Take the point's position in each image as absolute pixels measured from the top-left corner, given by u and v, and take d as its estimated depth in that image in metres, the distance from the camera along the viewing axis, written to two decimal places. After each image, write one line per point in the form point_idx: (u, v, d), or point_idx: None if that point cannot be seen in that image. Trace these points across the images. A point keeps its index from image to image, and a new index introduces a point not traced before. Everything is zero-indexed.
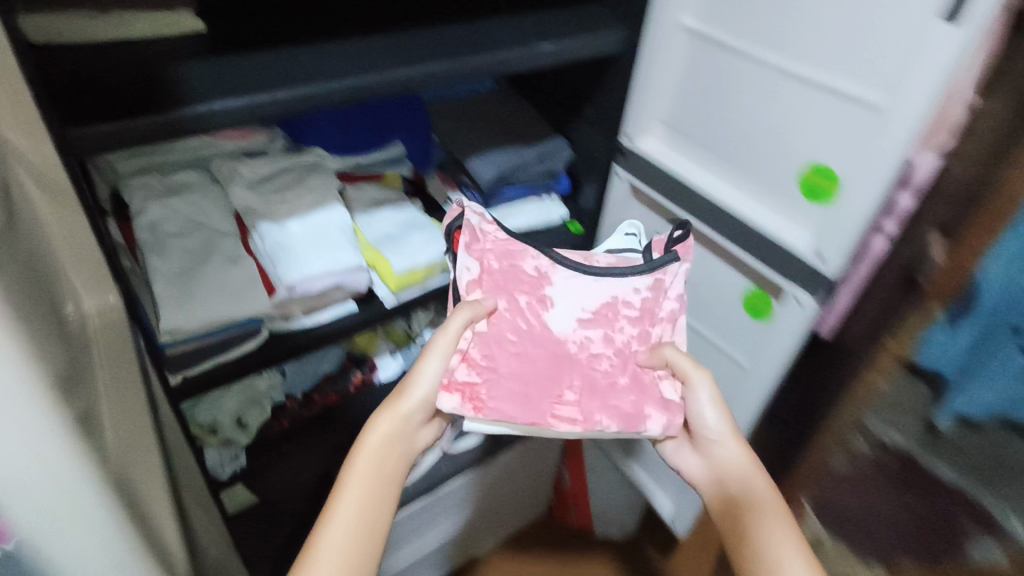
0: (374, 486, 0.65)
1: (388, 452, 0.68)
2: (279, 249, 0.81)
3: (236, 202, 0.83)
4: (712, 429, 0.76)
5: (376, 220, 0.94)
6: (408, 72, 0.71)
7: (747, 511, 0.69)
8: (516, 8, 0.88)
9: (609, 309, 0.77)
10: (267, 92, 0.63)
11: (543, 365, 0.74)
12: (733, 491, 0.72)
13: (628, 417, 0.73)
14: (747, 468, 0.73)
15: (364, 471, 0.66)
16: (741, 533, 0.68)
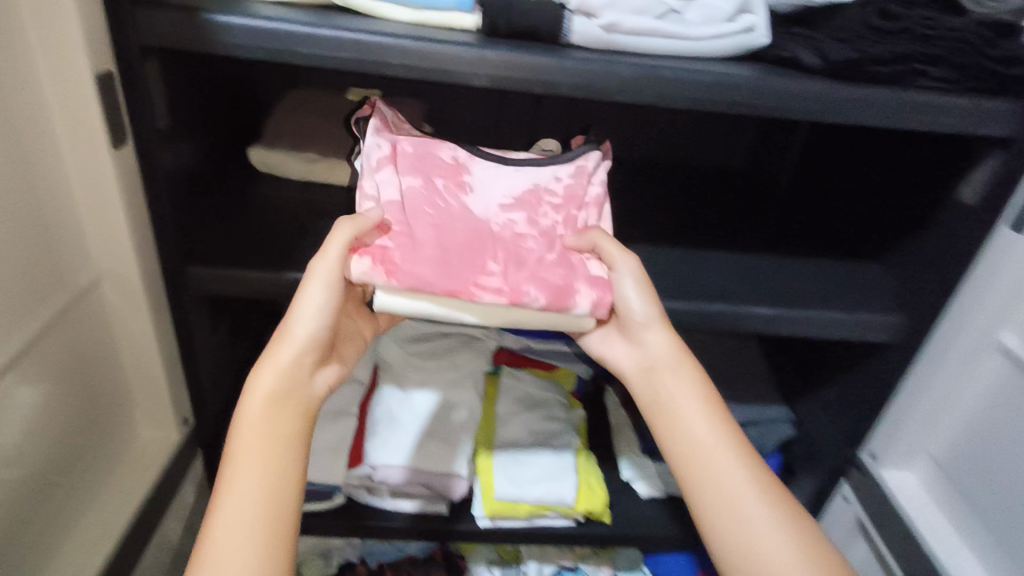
0: (252, 485, 0.43)
1: (269, 427, 0.45)
2: (389, 418, 0.74)
3: (380, 353, 0.79)
4: (644, 320, 0.53)
5: (512, 419, 0.80)
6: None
7: (702, 438, 0.51)
8: (759, 247, 0.69)
9: (533, 195, 0.55)
10: None
11: (452, 227, 0.50)
12: (675, 405, 0.52)
13: (557, 289, 0.49)
14: (683, 373, 0.53)
15: (237, 470, 0.43)
16: (701, 466, 0.50)
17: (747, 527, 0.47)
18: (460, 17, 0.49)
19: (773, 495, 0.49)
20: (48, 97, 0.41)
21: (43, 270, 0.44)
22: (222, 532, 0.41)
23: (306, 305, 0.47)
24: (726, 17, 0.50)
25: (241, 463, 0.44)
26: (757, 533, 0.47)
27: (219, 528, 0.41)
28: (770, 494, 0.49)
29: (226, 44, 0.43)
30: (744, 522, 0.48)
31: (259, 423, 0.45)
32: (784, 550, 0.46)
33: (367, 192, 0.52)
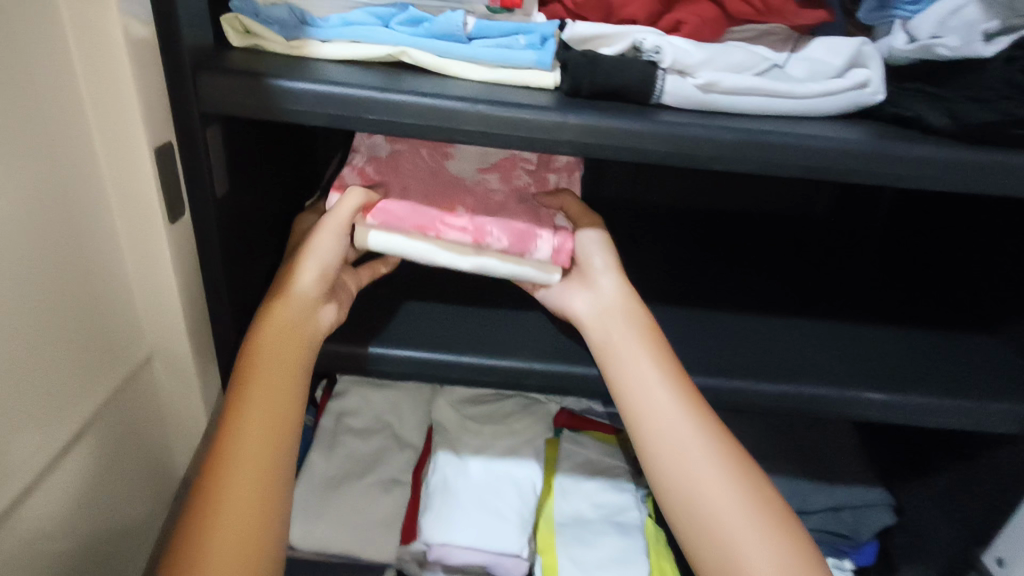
0: (262, 417, 0.44)
1: (279, 362, 0.46)
2: (445, 490, 0.68)
3: (434, 415, 0.75)
4: (604, 270, 0.52)
5: (575, 490, 0.74)
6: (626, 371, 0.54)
7: (655, 388, 0.48)
8: (856, 315, 0.63)
9: (508, 162, 0.55)
10: (461, 351, 0.53)
11: (426, 177, 0.52)
12: (630, 354, 0.50)
13: (518, 232, 0.49)
14: (639, 323, 0.51)
15: (246, 400, 0.44)
16: (657, 417, 0.48)
17: (700, 480, 0.47)
18: (536, 75, 0.45)
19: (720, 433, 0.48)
20: (108, 174, 0.39)
21: (97, 356, 0.41)
22: (234, 458, 0.42)
23: (313, 249, 0.48)
24: (835, 73, 0.45)
25: (250, 392, 0.44)
26: (707, 486, 0.46)
27: (231, 454, 0.42)
28: (722, 450, 0.48)
29: (290, 110, 0.41)
30: (695, 476, 0.47)
31: (270, 357, 0.46)
32: (734, 504, 0.46)
33: (357, 149, 0.55)
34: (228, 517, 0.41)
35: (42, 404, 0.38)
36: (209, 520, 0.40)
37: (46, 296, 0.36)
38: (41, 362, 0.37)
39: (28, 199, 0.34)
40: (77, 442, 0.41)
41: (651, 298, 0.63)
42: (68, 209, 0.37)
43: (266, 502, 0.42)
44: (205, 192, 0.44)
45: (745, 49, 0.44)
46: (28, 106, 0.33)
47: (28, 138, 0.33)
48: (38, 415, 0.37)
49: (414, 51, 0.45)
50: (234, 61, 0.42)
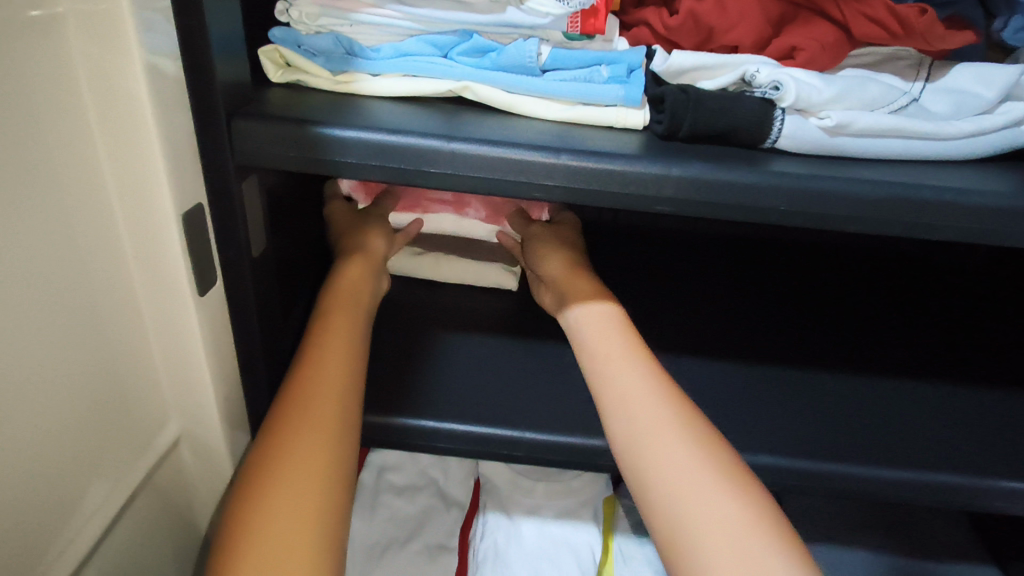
0: (333, 380, 0.39)
1: (344, 352, 0.41)
2: (496, 557, 0.62)
3: (482, 469, 0.69)
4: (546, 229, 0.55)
5: (636, 556, 0.65)
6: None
7: (614, 350, 0.43)
8: (971, 376, 0.54)
9: None
10: (524, 424, 0.45)
11: None
12: (594, 325, 0.45)
13: (496, 206, 0.56)
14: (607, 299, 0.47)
15: (296, 425, 0.36)
16: (608, 376, 0.41)
17: (646, 441, 0.38)
18: (623, 113, 0.38)
19: (689, 419, 0.39)
20: (130, 242, 0.33)
21: (119, 450, 0.36)
22: (300, 414, 0.37)
23: (371, 224, 0.51)
24: (982, 108, 0.37)
25: (299, 416, 0.37)
26: (654, 448, 0.38)
27: (280, 487, 0.34)
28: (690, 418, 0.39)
29: (342, 163, 0.35)
30: (641, 437, 0.38)
31: (333, 335, 0.42)
32: (685, 469, 0.36)
33: None
34: (291, 503, 0.34)
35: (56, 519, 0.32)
36: (267, 521, 0.33)
37: (58, 396, 0.31)
38: (53, 472, 0.31)
39: (38, 283, 0.28)
40: (99, 552, 0.36)
41: (735, 353, 0.55)
42: (84, 290, 0.31)
43: (341, 464, 0.36)
44: (241, 251, 0.39)
45: (877, 82, 0.37)
46: (34, 175, 0.27)
47: (35, 210, 0.27)
48: (51, 533, 0.32)
49: (479, 86, 0.38)
50: (275, 104, 0.37)
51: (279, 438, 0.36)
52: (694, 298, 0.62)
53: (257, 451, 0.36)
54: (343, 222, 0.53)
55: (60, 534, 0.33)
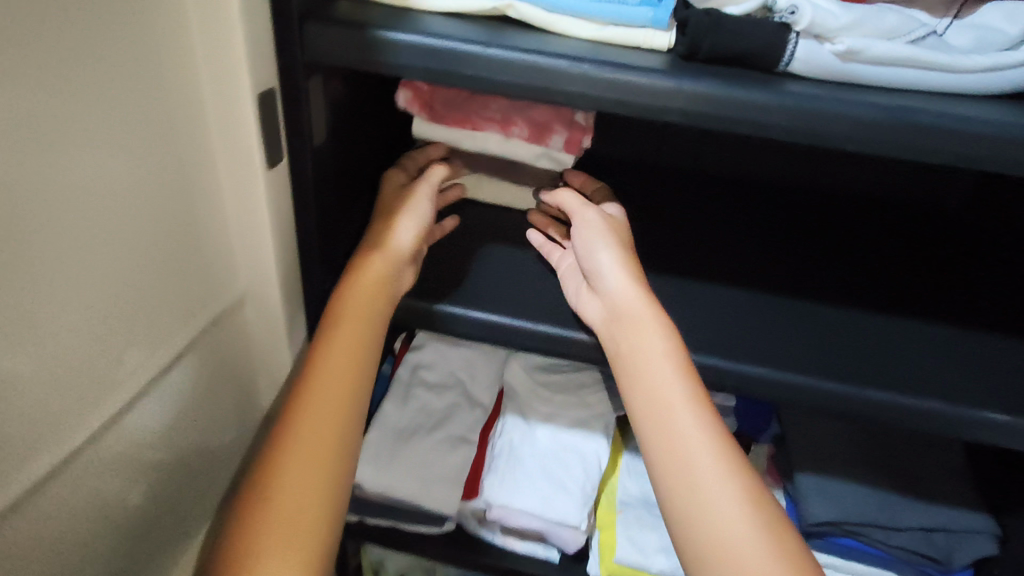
0: (346, 399, 0.47)
1: (358, 369, 0.48)
2: (509, 453, 0.69)
3: (507, 377, 0.76)
4: (600, 231, 0.53)
5: (640, 471, 0.72)
6: (718, 361, 0.49)
7: (666, 391, 0.47)
8: (984, 321, 0.56)
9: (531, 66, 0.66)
10: (540, 320, 0.52)
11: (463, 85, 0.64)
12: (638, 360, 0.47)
13: (538, 128, 0.62)
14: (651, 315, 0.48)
15: (318, 441, 0.45)
16: (658, 412, 0.46)
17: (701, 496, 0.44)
18: (651, 35, 0.41)
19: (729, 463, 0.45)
20: (213, 120, 0.40)
21: (193, 297, 0.43)
22: (317, 433, 0.45)
23: (398, 217, 0.53)
24: (1006, 45, 0.39)
25: (322, 434, 0.45)
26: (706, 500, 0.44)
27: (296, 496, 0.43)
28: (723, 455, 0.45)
29: (393, 64, 0.40)
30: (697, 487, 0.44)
31: (353, 350, 0.48)
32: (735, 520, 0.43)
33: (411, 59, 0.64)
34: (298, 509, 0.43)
35: (142, 339, 0.40)
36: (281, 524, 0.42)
37: (149, 238, 0.38)
38: (141, 300, 0.39)
39: (138, 138, 0.35)
40: (172, 375, 0.44)
41: (748, 281, 0.58)
42: (175, 153, 0.38)
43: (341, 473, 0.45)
44: (304, 140, 0.45)
45: (899, 14, 0.38)
46: (139, 51, 0.33)
47: (139, 77, 0.34)
48: (140, 350, 0.40)
49: (521, 4, 0.42)
50: (339, 10, 0.42)
51: (308, 455, 0.44)
52: (719, 232, 0.65)
53: (291, 458, 0.44)
54: (385, 206, 0.55)
55: (146, 352, 0.41)
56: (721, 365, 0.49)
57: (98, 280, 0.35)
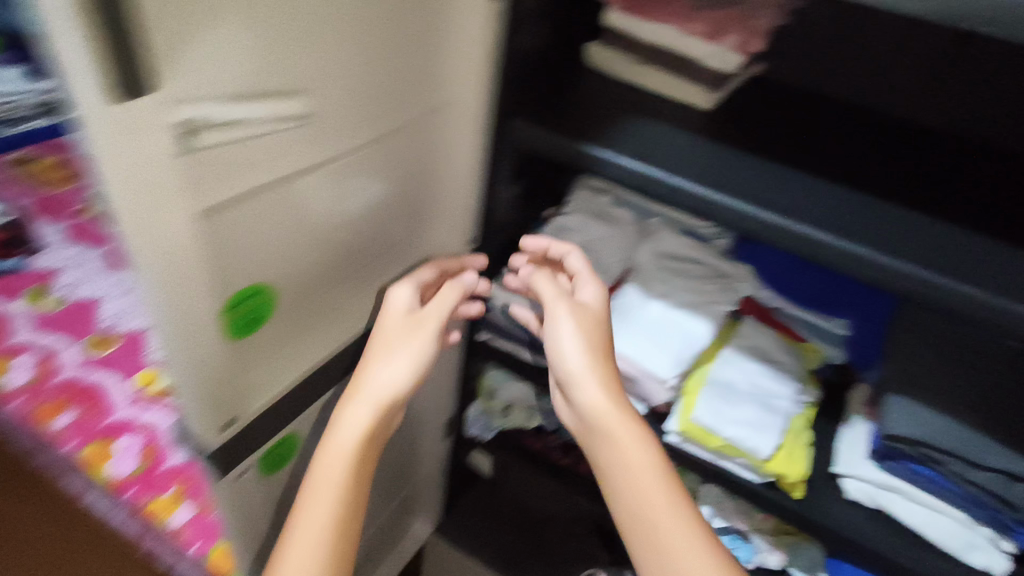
0: (365, 468, 0.56)
1: (370, 450, 0.57)
2: (624, 312, 0.80)
3: (635, 257, 0.86)
4: (578, 349, 0.60)
5: (736, 361, 0.79)
6: (802, 228, 0.57)
7: (660, 512, 0.55)
8: None
9: None
10: (675, 172, 0.62)
11: None
12: (637, 484, 0.56)
13: (711, 29, 0.71)
14: (623, 430, 0.57)
15: (351, 502, 0.55)
16: (642, 528, 0.55)
17: None
18: None
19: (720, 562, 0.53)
20: None
21: (415, 86, 0.59)
22: (349, 498, 0.55)
23: (394, 339, 0.60)
24: None
25: (353, 493, 0.55)
26: None
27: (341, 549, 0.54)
28: (705, 539, 0.54)
29: None
30: None
31: (373, 431, 0.56)
32: None
33: None
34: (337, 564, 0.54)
35: (389, 105, 0.57)
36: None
37: (401, 25, 0.53)
38: (391, 73, 0.55)
39: None
40: (390, 144, 0.60)
41: (877, 190, 0.62)
42: None
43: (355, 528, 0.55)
44: None
45: None
46: None
47: None
48: (385, 115, 0.57)
49: None
50: None
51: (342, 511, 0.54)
52: (866, 150, 0.68)
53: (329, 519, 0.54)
54: (385, 336, 0.61)
55: (384, 115, 0.57)
56: (805, 231, 0.57)
57: (381, 48, 0.52)
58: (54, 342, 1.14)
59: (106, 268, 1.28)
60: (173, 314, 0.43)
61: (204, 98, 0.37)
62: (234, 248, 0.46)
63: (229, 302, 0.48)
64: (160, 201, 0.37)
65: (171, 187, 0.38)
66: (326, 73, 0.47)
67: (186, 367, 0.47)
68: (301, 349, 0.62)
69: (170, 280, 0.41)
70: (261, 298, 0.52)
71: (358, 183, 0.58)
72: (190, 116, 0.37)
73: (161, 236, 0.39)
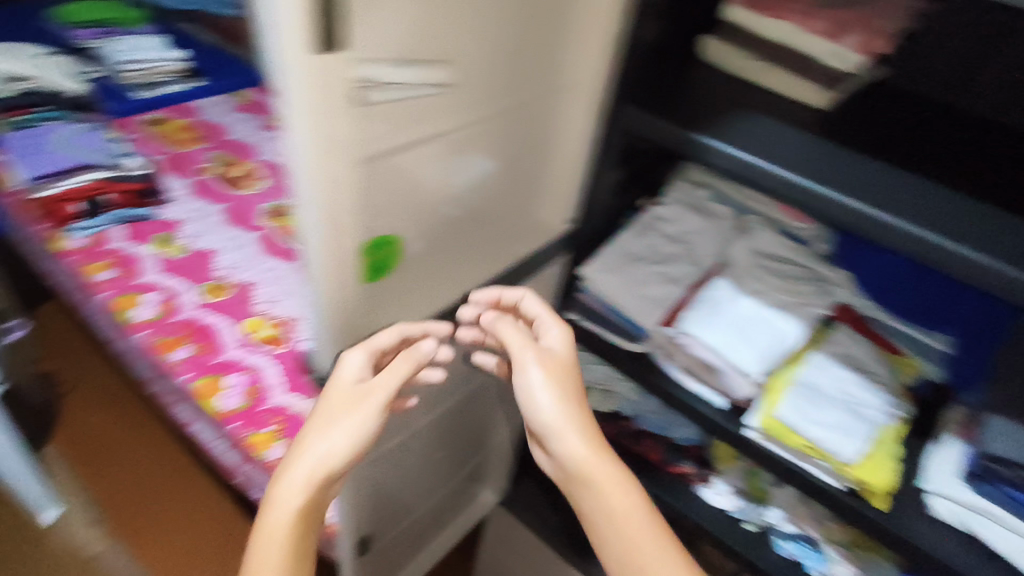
0: (313, 515, 0.59)
1: (317, 503, 0.58)
2: (712, 304, 0.80)
3: (728, 252, 0.87)
4: (551, 396, 0.63)
5: (825, 366, 0.78)
6: (910, 227, 0.57)
7: (646, 551, 0.59)
8: None
9: None
10: (787, 165, 0.63)
11: None
12: (623, 523, 0.60)
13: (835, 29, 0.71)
14: (608, 478, 0.61)
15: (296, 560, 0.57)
16: (627, 563, 0.60)
17: None
18: None
19: None
20: None
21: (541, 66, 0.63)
22: (296, 554, 0.57)
23: (361, 405, 0.58)
24: None
25: (301, 545, 0.58)
26: None
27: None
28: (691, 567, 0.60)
29: None
30: None
31: (318, 489, 0.58)
32: None
33: None
34: None
35: (518, 80, 0.61)
36: None
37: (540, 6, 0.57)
38: (524, 49, 0.59)
39: None
40: (513, 118, 0.64)
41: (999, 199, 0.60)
42: None
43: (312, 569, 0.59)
44: None
45: None
46: None
47: None
48: (513, 90, 0.61)
49: None
50: None
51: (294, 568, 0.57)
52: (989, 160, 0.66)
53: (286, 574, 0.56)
54: (331, 403, 0.59)
55: (512, 90, 0.61)
56: (887, 220, 0.58)
57: (517, 25, 0.56)
58: (177, 284, 1.26)
59: (226, 224, 1.40)
60: (326, 249, 0.49)
61: (382, 56, 0.42)
62: (379, 195, 0.52)
63: (372, 245, 0.54)
64: (338, 143, 0.43)
65: (346, 133, 0.43)
66: (472, 46, 0.51)
67: (333, 299, 0.53)
68: (413, 300, 0.68)
69: (334, 218, 0.47)
70: (391, 246, 0.57)
71: (481, 151, 0.62)
72: (370, 70, 0.42)
73: (332, 176, 0.44)
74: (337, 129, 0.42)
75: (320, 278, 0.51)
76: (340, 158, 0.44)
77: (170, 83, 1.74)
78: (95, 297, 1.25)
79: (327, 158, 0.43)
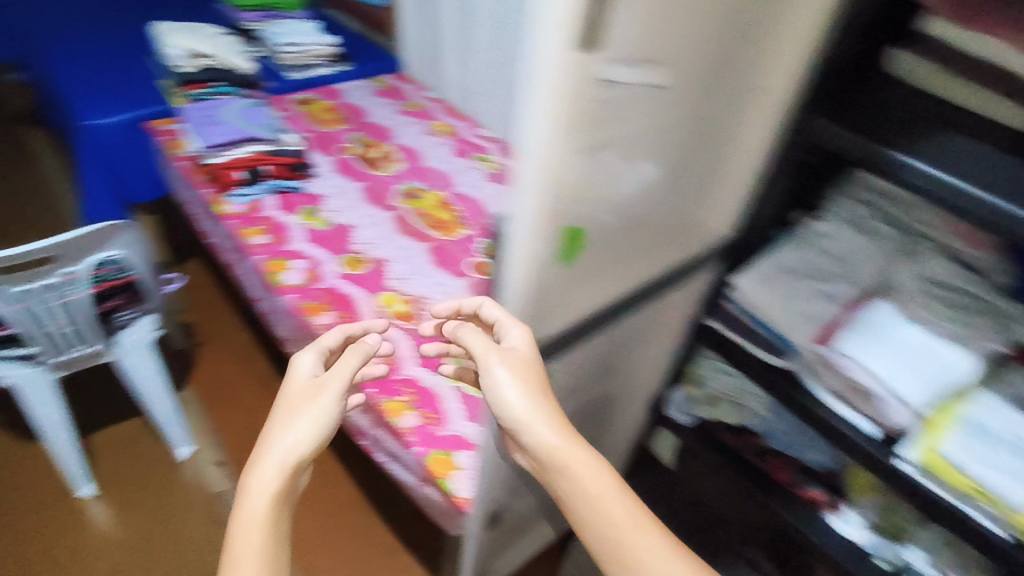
0: (289, 495, 0.64)
1: (292, 484, 0.65)
2: (874, 327, 0.77)
3: (890, 274, 0.82)
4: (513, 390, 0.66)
5: (999, 407, 0.72)
6: None
7: (624, 528, 0.63)
8: None
9: None
10: (990, 189, 0.59)
11: None
12: (601, 503, 0.64)
13: None
14: (580, 461, 0.65)
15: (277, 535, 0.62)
16: (612, 536, 0.63)
17: None
18: None
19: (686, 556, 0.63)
20: None
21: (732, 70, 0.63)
22: (274, 530, 0.61)
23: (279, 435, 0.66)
24: None
25: (280, 523, 0.62)
26: None
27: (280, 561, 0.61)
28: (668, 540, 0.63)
29: None
30: None
31: (292, 468, 0.65)
32: None
33: None
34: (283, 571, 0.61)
35: (712, 85, 0.62)
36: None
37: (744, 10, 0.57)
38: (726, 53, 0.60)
39: None
40: (698, 122, 0.65)
41: None
42: None
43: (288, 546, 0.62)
44: None
45: None
46: None
47: None
48: (706, 94, 0.62)
49: None
50: None
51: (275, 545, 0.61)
52: None
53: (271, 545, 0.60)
54: (293, 402, 0.69)
55: (702, 93, 0.62)
56: None
57: (719, 28, 0.56)
58: (319, 254, 1.35)
59: (365, 201, 1.49)
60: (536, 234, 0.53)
61: (620, 55, 0.45)
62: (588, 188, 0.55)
63: (573, 234, 0.58)
64: (570, 135, 0.46)
65: (577, 127, 0.46)
66: (680, 45, 0.52)
67: (530, 279, 0.58)
68: (586, 290, 0.70)
69: (550, 206, 0.51)
70: (582, 239, 0.60)
71: (666, 151, 0.63)
72: (610, 66, 0.45)
73: (558, 167, 0.48)
74: (572, 122, 0.45)
75: (524, 260, 0.55)
76: (568, 149, 0.47)
77: (319, 66, 1.86)
78: (249, 258, 1.35)
79: (556, 148, 0.46)
